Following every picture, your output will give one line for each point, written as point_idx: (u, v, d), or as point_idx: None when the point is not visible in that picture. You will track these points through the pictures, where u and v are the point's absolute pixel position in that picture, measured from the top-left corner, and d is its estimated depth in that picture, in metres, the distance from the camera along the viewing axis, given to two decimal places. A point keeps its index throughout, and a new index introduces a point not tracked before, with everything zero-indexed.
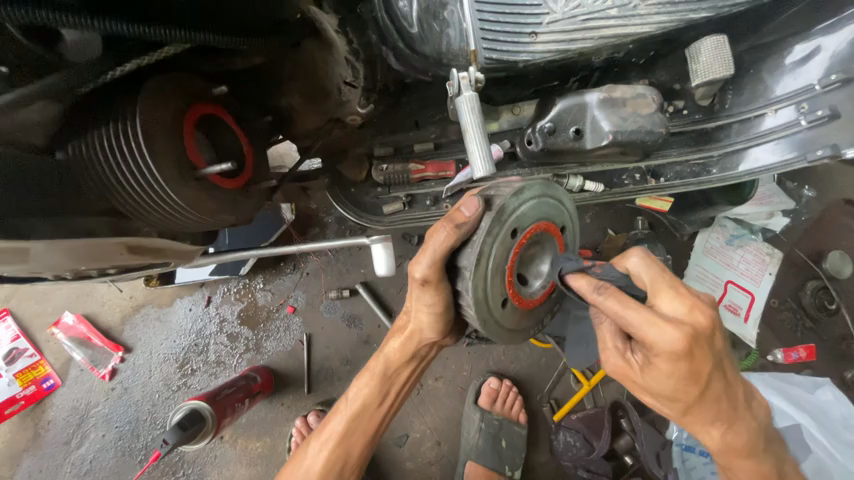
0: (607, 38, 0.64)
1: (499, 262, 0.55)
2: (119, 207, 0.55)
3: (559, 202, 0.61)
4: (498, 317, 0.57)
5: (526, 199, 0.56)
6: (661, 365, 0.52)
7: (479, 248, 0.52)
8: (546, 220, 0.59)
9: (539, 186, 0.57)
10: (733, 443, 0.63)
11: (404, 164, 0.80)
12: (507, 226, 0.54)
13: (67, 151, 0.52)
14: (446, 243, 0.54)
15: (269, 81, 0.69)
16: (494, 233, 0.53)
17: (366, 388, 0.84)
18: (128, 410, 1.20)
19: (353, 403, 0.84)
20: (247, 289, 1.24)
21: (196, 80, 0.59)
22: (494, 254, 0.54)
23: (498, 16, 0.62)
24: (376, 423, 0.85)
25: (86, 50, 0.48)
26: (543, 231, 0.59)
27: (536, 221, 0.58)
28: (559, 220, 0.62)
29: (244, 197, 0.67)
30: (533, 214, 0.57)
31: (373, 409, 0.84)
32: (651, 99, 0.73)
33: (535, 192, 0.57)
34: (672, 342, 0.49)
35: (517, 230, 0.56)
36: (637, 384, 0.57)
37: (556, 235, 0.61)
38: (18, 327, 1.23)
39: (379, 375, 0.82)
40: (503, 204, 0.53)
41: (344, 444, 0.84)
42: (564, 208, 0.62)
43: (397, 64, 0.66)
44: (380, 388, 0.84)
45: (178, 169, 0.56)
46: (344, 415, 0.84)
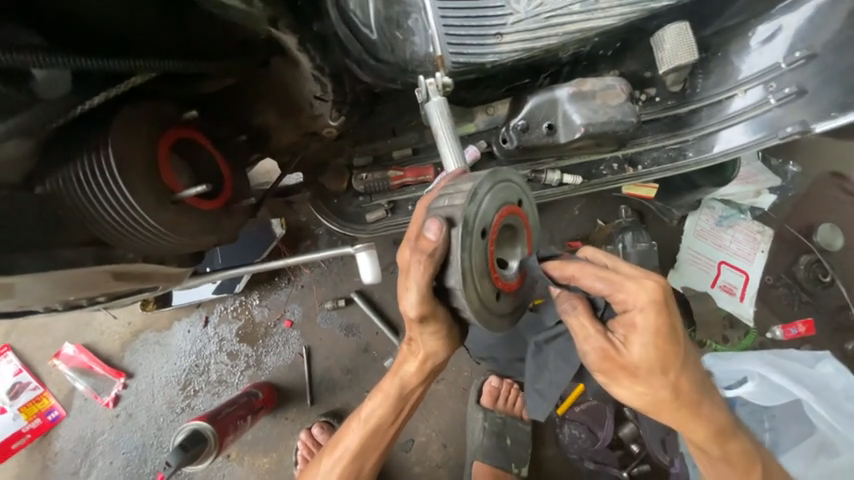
0: (571, 34, 0.65)
1: (482, 265, 0.56)
2: (101, 235, 0.56)
3: (510, 182, 0.60)
4: (496, 311, 0.58)
5: (483, 196, 0.55)
6: (644, 327, 0.56)
7: (460, 264, 0.53)
8: (504, 204, 0.58)
9: (486, 178, 0.56)
10: (714, 424, 0.65)
11: (383, 172, 0.82)
12: (475, 233, 0.54)
13: (47, 185, 0.53)
14: (427, 270, 0.54)
15: (242, 101, 0.70)
16: (467, 245, 0.53)
17: (378, 409, 0.82)
18: (134, 437, 1.20)
19: (369, 423, 0.83)
20: (243, 306, 1.25)
21: (168, 107, 0.60)
22: (476, 263, 0.55)
23: (462, 20, 0.63)
24: (385, 438, 0.86)
25: (59, 84, 0.49)
26: (506, 215, 0.59)
27: (498, 210, 0.57)
28: (514, 196, 0.60)
29: (226, 216, 0.68)
30: (492, 210, 0.56)
31: (387, 426, 0.84)
32: (620, 89, 0.74)
33: (486, 184, 0.56)
34: (647, 296, 0.56)
35: (486, 228, 0.56)
36: (627, 368, 0.58)
37: (518, 212, 0.60)
38: (20, 362, 1.23)
39: (391, 395, 0.80)
40: (465, 215, 0.53)
41: (357, 461, 0.85)
42: (515, 184, 0.60)
43: (365, 76, 0.67)
44: (391, 408, 0.82)
45: (156, 195, 0.57)
46: (357, 433, 0.85)
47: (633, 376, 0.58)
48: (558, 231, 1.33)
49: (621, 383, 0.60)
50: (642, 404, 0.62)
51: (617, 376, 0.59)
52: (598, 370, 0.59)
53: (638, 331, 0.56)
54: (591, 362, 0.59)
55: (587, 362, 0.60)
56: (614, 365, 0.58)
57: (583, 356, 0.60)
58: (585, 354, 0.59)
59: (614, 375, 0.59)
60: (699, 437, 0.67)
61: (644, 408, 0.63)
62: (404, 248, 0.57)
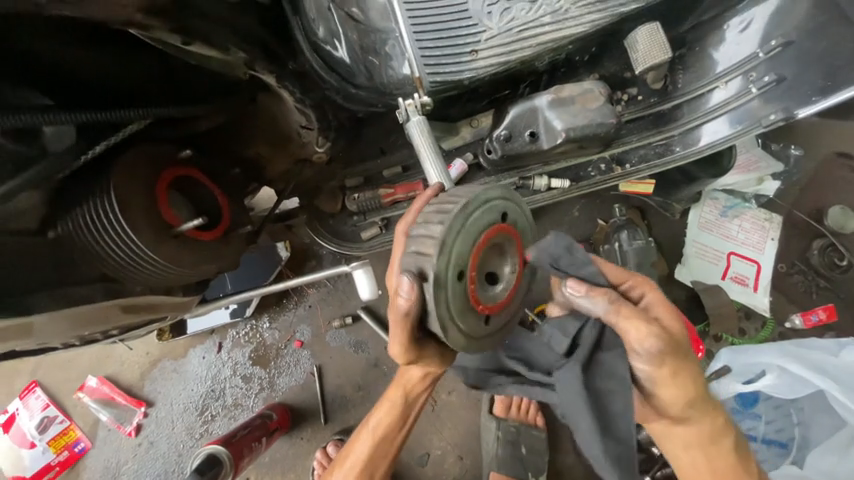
0: (545, 43, 0.66)
1: (462, 304, 0.56)
2: (107, 271, 0.60)
3: (489, 202, 0.57)
4: (491, 331, 0.61)
5: (455, 238, 0.54)
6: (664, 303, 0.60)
7: (440, 316, 0.54)
8: (483, 231, 0.57)
9: (457, 217, 0.54)
10: (729, 440, 0.66)
11: (374, 190, 0.85)
12: (448, 280, 0.54)
13: (59, 229, 0.57)
14: (408, 325, 0.56)
15: (237, 135, 0.75)
16: (443, 295, 0.54)
17: (381, 418, 0.84)
18: (156, 463, 1.24)
19: (377, 432, 0.84)
20: (254, 330, 1.28)
21: (163, 148, 0.65)
22: (455, 309, 0.55)
23: (437, 42, 0.64)
24: (391, 450, 0.87)
25: (64, 137, 0.53)
26: (485, 239, 0.57)
27: (477, 240, 0.56)
28: (494, 213, 0.58)
29: (225, 246, 0.72)
30: (467, 248, 0.55)
31: (394, 435, 0.85)
32: (599, 92, 0.75)
33: (455, 225, 0.54)
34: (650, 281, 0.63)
35: (463, 268, 0.55)
36: (682, 349, 0.55)
37: (503, 227, 0.59)
38: (47, 397, 1.28)
39: (393, 406, 0.82)
40: (436, 272, 0.53)
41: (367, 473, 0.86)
42: (493, 201, 0.58)
43: (347, 104, 0.71)
44: (398, 416, 0.83)
45: (154, 231, 0.61)
46: (367, 441, 0.85)
47: (689, 362, 0.55)
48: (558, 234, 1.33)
49: (678, 377, 0.55)
50: (686, 406, 0.59)
51: (679, 365, 0.54)
52: (668, 358, 0.53)
53: (667, 307, 0.59)
54: (661, 351, 0.53)
55: (653, 356, 0.53)
56: (675, 349, 0.54)
57: (653, 346, 0.52)
58: (649, 348, 0.52)
59: (678, 363, 0.54)
60: (719, 452, 0.66)
61: (686, 410, 0.59)
62: (390, 281, 0.64)
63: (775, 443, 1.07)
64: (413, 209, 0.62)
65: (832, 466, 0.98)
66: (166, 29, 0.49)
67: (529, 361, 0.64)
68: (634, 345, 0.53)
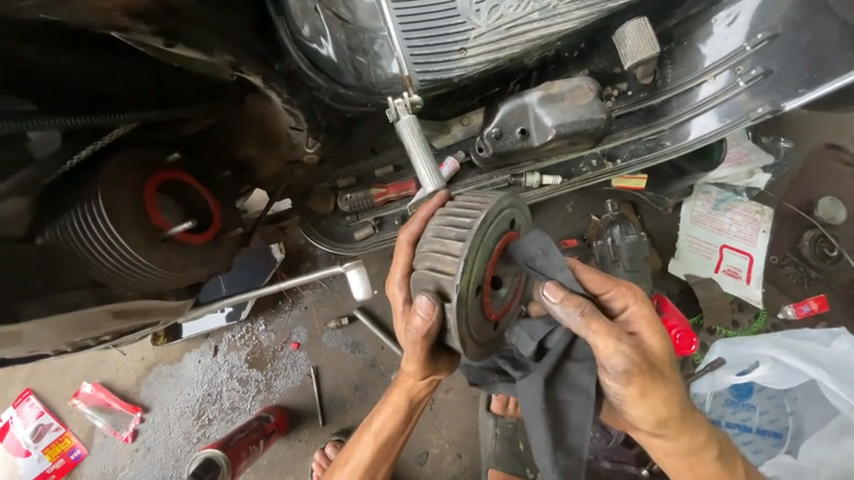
0: (534, 40, 0.66)
1: (479, 318, 0.57)
2: (97, 276, 0.59)
3: (500, 214, 0.57)
4: (499, 336, 0.62)
5: (474, 256, 0.54)
6: (645, 319, 0.60)
7: (461, 335, 0.55)
8: (496, 243, 0.57)
9: (476, 235, 0.54)
10: (710, 452, 0.67)
11: (366, 190, 0.85)
12: (469, 298, 0.54)
13: (46, 235, 0.56)
14: (424, 342, 0.57)
15: (224, 138, 0.74)
16: (463, 313, 0.54)
17: (385, 424, 0.83)
18: (154, 469, 1.23)
19: (379, 434, 0.84)
20: (250, 332, 1.28)
21: (151, 152, 0.64)
22: (474, 323, 0.56)
23: (426, 40, 0.64)
24: (391, 452, 0.87)
25: (48, 142, 0.54)
26: (498, 250, 0.57)
27: (491, 252, 0.56)
28: (504, 223, 0.58)
29: (216, 249, 0.71)
30: (484, 264, 0.55)
31: (396, 437, 0.85)
32: (588, 88, 0.75)
33: (474, 242, 0.53)
34: (638, 291, 0.62)
35: (480, 284, 0.55)
36: (652, 366, 0.56)
37: (513, 235, 0.59)
38: (42, 404, 1.26)
39: (395, 410, 0.82)
40: (460, 294, 0.52)
41: (368, 474, 0.87)
42: (505, 212, 0.58)
43: (336, 103, 0.70)
44: (399, 419, 0.83)
45: (144, 234, 0.61)
46: (369, 444, 0.85)
47: (661, 382, 0.57)
48: (552, 231, 1.33)
49: (647, 396, 0.57)
50: (658, 423, 0.61)
51: (647, 385, 0.56)
52: (634, 377, 0.55)
53: (646, 321, 0.60)
54: (628, 370, 0.54)
55: (620, 374, 0.55)
56: (644, 368, 0.55)
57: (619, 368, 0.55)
58: (616, 365, 0.54)
59: (645, 383, 0.56)
60: (700, 461, 0.67)
61: (658, 426, 0.62)
62: (395, 292, 0.64)
63: (770, 433, 1.08)
64: (418, 219, 0.63)
65: (825, 454, 0.98)
66: (147, 31, 0.49)
67: (514, 359, 0.66)
68: (603, 361, 0.55)
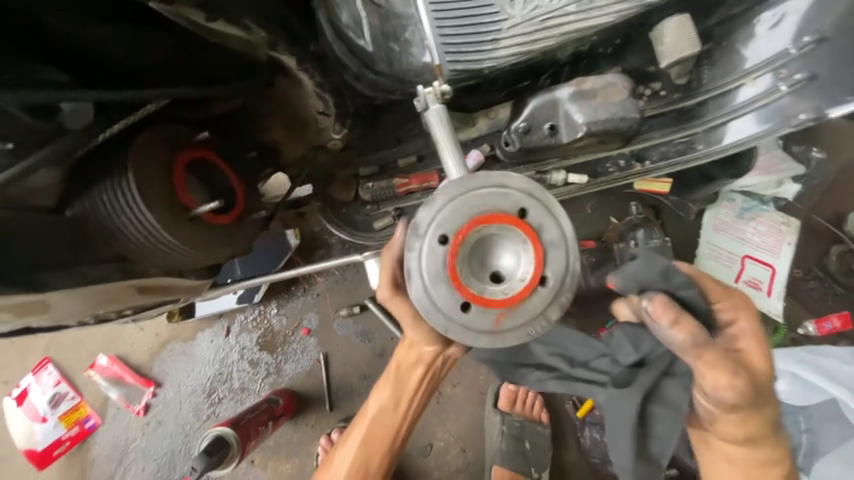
0: (569, 34, 0.64)
1: (438, 272, 0.52)
2: (122, 251, 0.59)
3: (505, 188, 0.52)
4: (464, 323, 0.52)
5: (446, 201, 0.52)
6: (750, 336, 0.62)
7: (410, 268, 0.53)
8: (483, 208, 0.52)
9: (456, 185, 0.52)
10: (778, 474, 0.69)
11: (389, 179, 0.85)
12: (430, 237, 0.52)
13: (76, 208, 0.57)
14: (391, 265, 0.66)
15: (250, 118, 0.74)
16: (418, 247, 0.52)
17: (384, 397, 0.92)
18: (164, 442, 1.26)
19: (374, 414, 0.93)
20: (262, 316, 1.29)
21: (182, 130, 0.64)
22: (425, 267, 0.52)
23: (459, 29, 0.63)
24: (399, 424, 0.94)
25: (81, 117, 0.53)
26: (488, 221, 0.51)
27: (474, 215, 0.51)
28: (512, 203, 0.52)
29: (240, 229, 0.71)
30: (459, 217, 0.52)
31: (390, 415, 0.93)
32: (622, 86, 0.73)
33: (455, 192, 0.52)
34: (748, 311, 0.63)
35: (446, 233, 0.52)
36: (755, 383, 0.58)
37: (521, 222, 0.52)
38: (60, 372, 1.28)
39: (394, 381, 0.90)
40: (416, 219, 0.53)
41: (366, 453, 0.94)
42: (511, 191, 0.52)
43: (365, 89, 0.69)
44: (393, 399, 0.91)
45: (172, 212, 0.60)
46: (363, 425, 0.94)
47: (756, 395, 0.59)
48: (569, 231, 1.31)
49: (742, 417, 0.61)
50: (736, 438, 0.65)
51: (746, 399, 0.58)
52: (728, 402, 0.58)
53: (754, 338, 0.61)
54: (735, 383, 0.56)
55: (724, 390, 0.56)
56: (748, 396, 0.57)
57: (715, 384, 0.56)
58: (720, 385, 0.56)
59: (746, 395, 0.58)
60: None
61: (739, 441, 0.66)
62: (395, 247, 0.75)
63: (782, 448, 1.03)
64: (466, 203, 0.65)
65: None
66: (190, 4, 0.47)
67: (570, 359, 0.70)
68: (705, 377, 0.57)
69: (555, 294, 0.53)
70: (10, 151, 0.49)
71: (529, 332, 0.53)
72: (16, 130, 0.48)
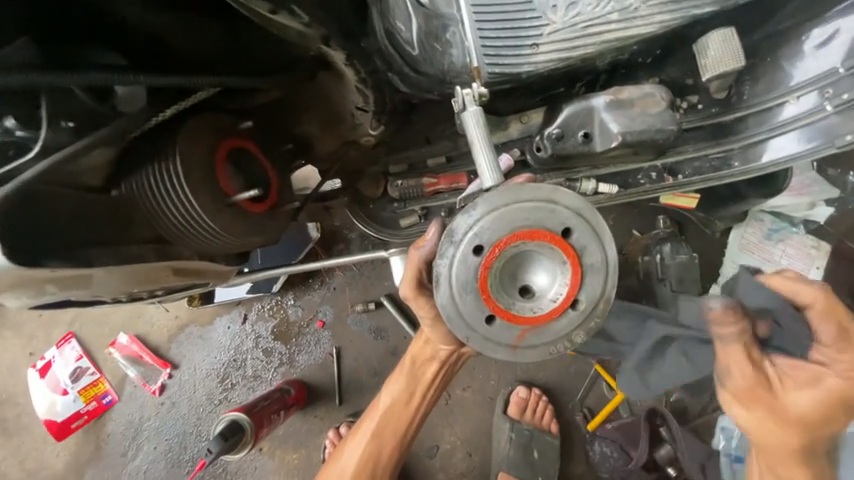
0: (609, 42, 0.64)
1: (468, 280, 0.51)
2: (162, 232, 0.61)
3: (551, 205, 0.51)
4: (486, 334, 0.53)
5: (488, 212, 0.51)
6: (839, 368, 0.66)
7: (440, 273, 0.52)
8: (528, 224, 0.51)
9: (502, 195, 0.51)
10: None
11: (417, 178, 0.86)
12: (464, 245, 0.51)
13: (121, 188, 0.59)
14: (418, 265, 0.64)
15: (291, 112, 0.75)
16: (450, 254, 0.52)
17: (397, 388, 0.93)
18: (176, 424, 1.29)
19: (388, 404, 0.94)
20: (279, 305, 1.30)
21: (224, 119, 0.65)
22: (456, 275, 0.52)
23: (499, 32, 0.63)
24: (411, 416, 0.95)
25: (133, 100, 0.55)
26: (529, 239, 0.51)
27: (515, 230, 0.51)
28: (557, 222, 0.51)
29: (271, 219, 0.72)
30: (500, 230, 0.51)
31: (403, 406, 0.94)
32: (660, 97, 0.73)
33: (498, 203, 0.51)
34: None
35: (483, 243, 0.51)
36: (771, 397, 0.69)
37: (564, 243, 0.51)
38: (81, 348, 1.31)
39: (408, 375, 0.91)
40: (453, 225, 0.52)
41: (376, 441, 0.95)
42: (558, 209, 0.51)
43: (404, 87, 0.69)
44: (406, 391, 0.93)
45: (212, 197, 0.62)
46: (376, 414, 0.95)
47: (768, 401, 0.69)
48: None
49: (768, 423, 0.69)
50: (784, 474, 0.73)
51: (755, 395, 0.69)
52: (742, 397, 0.70)
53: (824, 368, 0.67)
54: (740, 383, 0.70)
55: (730, 383, 0.71)
56: (753, 391, 0.69)
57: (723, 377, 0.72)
58: (728, 375, 0.71)
59: (752, 398, 0.70)
60: None
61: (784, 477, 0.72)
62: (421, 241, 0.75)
63: None
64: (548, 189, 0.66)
65: None
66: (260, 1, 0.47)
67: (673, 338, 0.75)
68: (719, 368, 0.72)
69: (584, 317, 0.53)
70: (67, 128, 0.50)
71: (550, 351, 0.54)
72: (72, 105, 0.50)
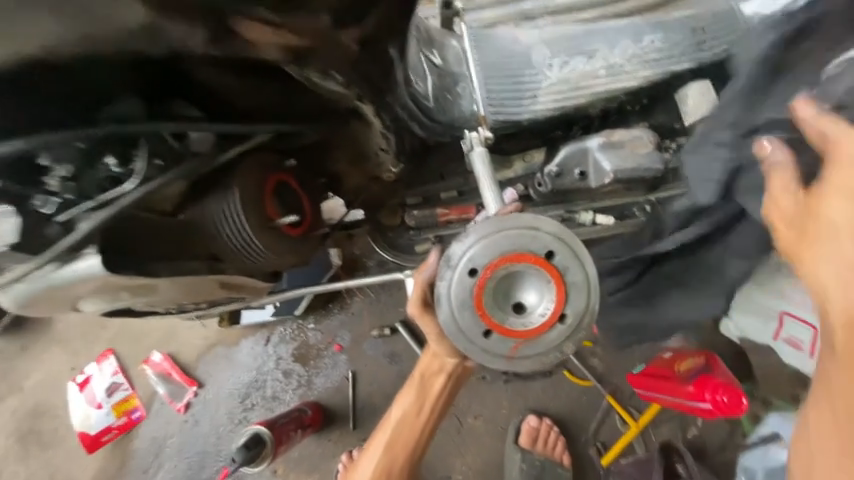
0: (599, 93, 0.76)
1: (465, 299, 0.59)
2: (214, 251, 0.72)
3: (534, 231, 0.59)
4: (484, 347, 0.59)
5: (480, 240, 0.59)
6: None
7: (439, 293, 0.60)
8: (514, 248, 0.59)
9: (489, 226, 0.59)
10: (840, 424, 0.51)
11: (432, 208, 0.97)
12: (460, 269, 0.59)
13: (186, 213, 0.70)
14: (422, 287, 0.72)
15: (323, 152, 0.85)
16: (448, 276, 0.59)
17: (408, 402, 0.96)
18: (198, 441, 1.34)
19: (399, 417, 0.97)
20: (300, 329, 1.38)
21: (272, 157, 0.77)
22: (454, 295, 0.59)
23: (503, 86, 0.75)
24: (422, 427, 0.98)
25: (204, 143, 0.67)
26: (516, 261, 0.58)
27: (502, 254, 0.58)
28: (540, 246, 0.59)
29: (304, 242, 0.82)
30: (489, 255, 0.58)
31: (413, 419, 0.97)
32: (648, 140, 0.82)
33: (488, 231, 0.59)
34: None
35: (476, 266, 0.59)
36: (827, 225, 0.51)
37: (547, 263, 0.59)
38: (118, 364, 1.41)
39: (417, 388, 0.93)
40: (449, 252, 0.60)
41: (389, 455, 0.98)
42: (541, 234, 0.59)
43: (420, 131, 0.77)
44: (416, 405, 0.95)
45: (259, 222, 0.72)
46: (387, 427, 0.99)
47: None
48: None
49: None
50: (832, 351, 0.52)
51: None
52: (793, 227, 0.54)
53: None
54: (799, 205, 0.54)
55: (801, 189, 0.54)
56: None
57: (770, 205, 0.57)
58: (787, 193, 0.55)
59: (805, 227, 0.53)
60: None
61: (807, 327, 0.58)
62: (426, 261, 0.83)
63: None
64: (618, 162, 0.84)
65: None
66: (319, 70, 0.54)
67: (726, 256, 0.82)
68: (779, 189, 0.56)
69: (571, 329, 0.60)
70: (156, 166, 0.62)
71: (542, 361, 0.61)
72: (161, 148, 0.63)
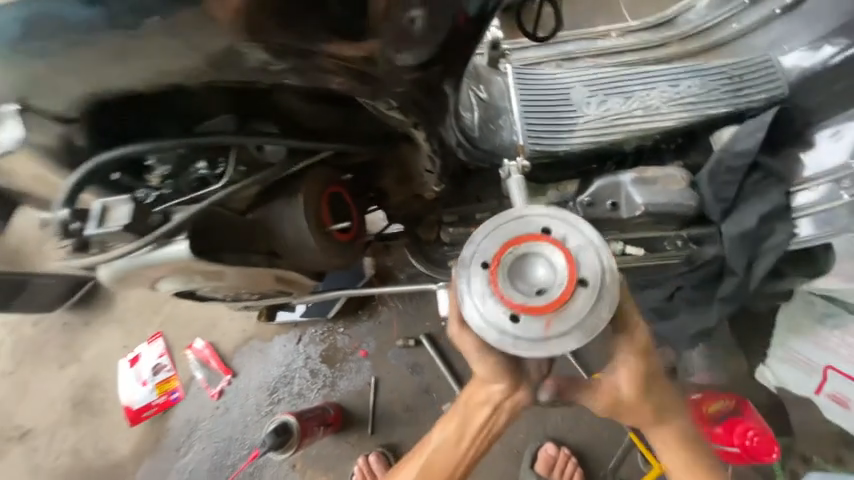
0: (634, 131, 0.83)
1: (487, 290, 0.63)
2: (272, 248, 0.82)
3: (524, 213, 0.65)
4: (517, 333, 0.61)
5: (483, 235, 0.65)
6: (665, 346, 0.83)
7: (462, 295, 0.65)
8: (515, 229, 0.64)
9: (487, 224, 0.66)
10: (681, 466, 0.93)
11: (466, 227, 1.05)
12: (475, 268, 0.65)
13: (254, 212, 0.81)
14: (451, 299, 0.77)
15: (377, 170, 0.94)
16: (466, 277, 0.65)
17: (448, 430, 0.88)
18: (226, 427, 1.43)
19: (437, 446, 0.89)
20: (330, 331, 1.46)
21: (332, 172, 0.87)
22: (477, 288, 0.64)
23: (542, 120, 0.84)
24: (461, 463, 0.88)
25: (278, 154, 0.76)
26: (521, 240, 0.63)
27: (503, 239, 0.64)
28: (534, 223, 0.64)
29: (349, 247, 0.90)
30: (494, 243, 0.64)
31: (452, 450, 0.88)
32: (680, 178, 0.86)
33: (488, 228, 0.66)
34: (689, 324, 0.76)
35: (488, 258, 0.64)
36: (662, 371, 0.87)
37: (545, 235, 0.63)
38: (165, 346, 1.54)
39: (461, 416, 0.86)
40: (460, 256, 0.66)
41: None
42: (531, 217, 0.65)
43: (464, 155, 0.82)
44: (456, 434, 0.87)
45: (313, 223, 0.81)
46: (421, 458, 0.89)
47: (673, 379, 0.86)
48: None
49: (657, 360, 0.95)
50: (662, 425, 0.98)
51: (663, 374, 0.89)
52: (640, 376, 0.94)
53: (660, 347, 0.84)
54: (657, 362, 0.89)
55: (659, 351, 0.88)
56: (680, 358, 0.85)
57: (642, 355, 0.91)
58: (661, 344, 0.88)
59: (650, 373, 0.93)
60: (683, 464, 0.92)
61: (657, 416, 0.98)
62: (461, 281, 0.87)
63: None
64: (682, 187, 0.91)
65: None
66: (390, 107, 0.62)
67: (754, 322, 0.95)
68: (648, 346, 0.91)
69: (597, 291, 0.61)
70: (240, 171, 0.73)
71: (582, 332, 0.61)
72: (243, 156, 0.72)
